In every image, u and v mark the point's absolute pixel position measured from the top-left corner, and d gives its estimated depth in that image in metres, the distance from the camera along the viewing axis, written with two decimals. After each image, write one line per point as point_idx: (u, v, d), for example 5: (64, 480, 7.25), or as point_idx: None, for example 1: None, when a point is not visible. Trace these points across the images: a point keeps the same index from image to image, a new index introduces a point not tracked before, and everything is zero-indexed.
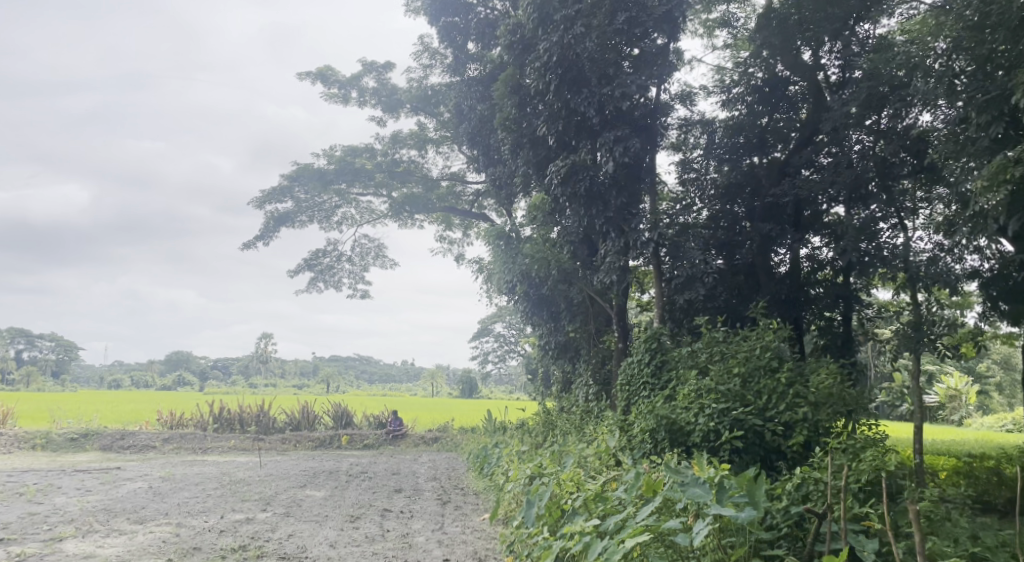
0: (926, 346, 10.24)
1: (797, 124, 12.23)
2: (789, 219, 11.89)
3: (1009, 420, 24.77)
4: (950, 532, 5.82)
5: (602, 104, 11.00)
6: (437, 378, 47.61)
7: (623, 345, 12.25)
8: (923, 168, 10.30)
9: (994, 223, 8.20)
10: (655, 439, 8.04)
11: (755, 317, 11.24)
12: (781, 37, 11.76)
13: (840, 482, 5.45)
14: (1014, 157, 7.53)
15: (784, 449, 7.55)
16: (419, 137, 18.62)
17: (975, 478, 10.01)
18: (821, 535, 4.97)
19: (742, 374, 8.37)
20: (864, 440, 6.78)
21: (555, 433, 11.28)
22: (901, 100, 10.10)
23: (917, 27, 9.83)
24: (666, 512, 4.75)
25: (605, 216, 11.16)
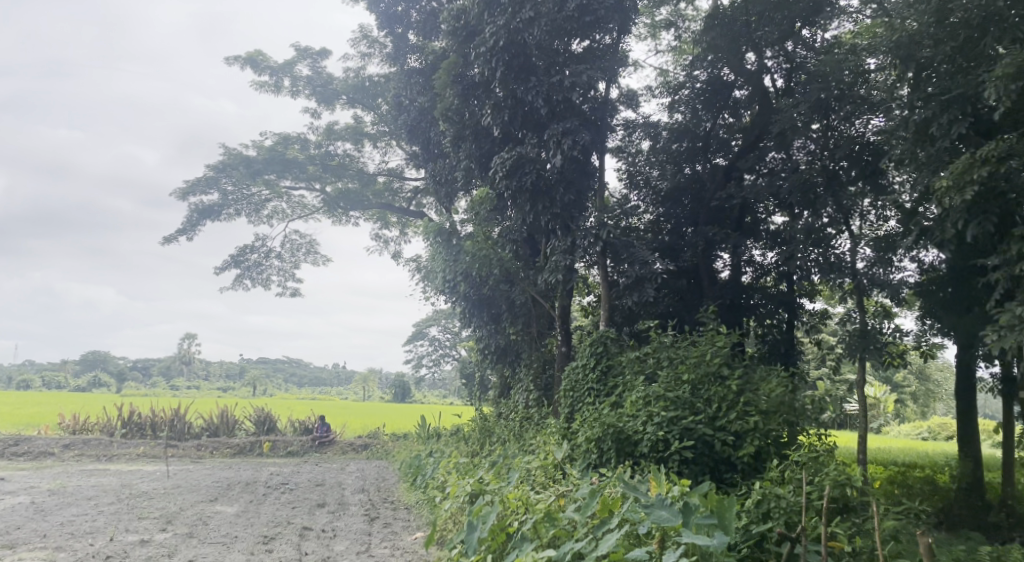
0: (870, 356, 9.92)
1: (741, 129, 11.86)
2: (731, 223, 11.52)
3: (925, 429, 25.81)
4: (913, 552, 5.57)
5: (550, 95, 10.51)
6: (368, 382, 46.31)
7: (566, 349, 11.70)
8: (871, 175, 9.98)
9: (944, 231, 8.00)
10: (601, 449, 7.67)
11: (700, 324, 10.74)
12: (728, 39, 11.19)
13: (804, 498, 5.13)
14: (977, 157, 7.26)
15: (734, 461, 7.27)
16: (354, 130, 17.72)
17: (911, 488, 9.80)
18: (789, 559, 4.61)
19: (692, 381, 8.06)
20: (819, 451, 6.48)
21: (493, 443, 10.66)
22: (853, 102, 9.63)
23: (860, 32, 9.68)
24: (626, 537, 4.36)
25: (551, 213, 10.71)
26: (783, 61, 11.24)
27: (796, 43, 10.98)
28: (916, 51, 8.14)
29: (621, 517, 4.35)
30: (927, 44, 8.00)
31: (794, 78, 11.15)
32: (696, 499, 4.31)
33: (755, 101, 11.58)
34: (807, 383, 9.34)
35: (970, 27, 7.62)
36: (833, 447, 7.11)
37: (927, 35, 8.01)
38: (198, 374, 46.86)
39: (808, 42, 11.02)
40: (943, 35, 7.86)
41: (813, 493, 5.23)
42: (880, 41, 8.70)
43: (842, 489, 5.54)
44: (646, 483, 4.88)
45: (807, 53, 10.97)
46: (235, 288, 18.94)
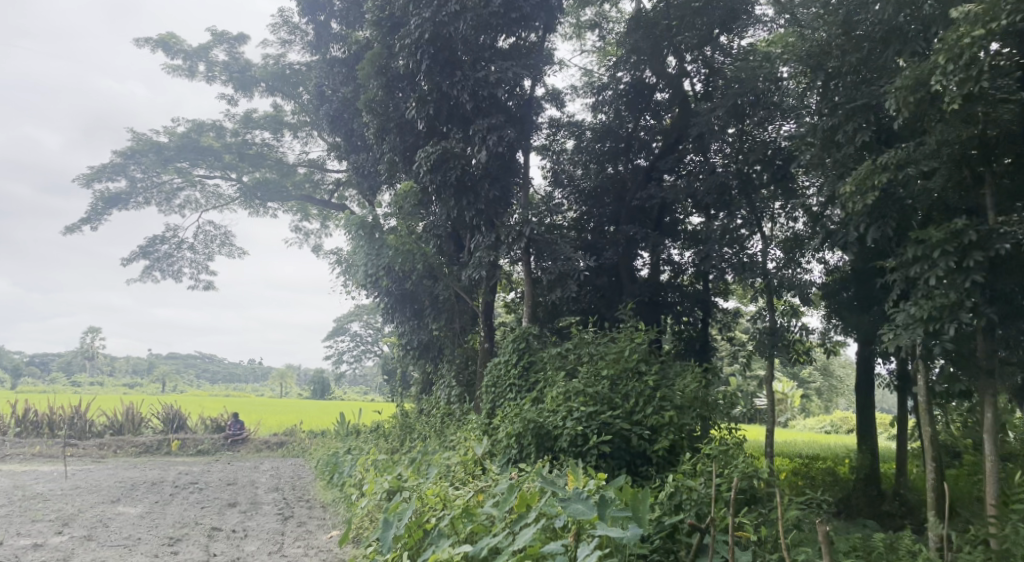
0: (778, 353, 10.45)
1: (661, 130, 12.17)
2: (652, 222, 11.71)
3: (827, 423, 27.39)
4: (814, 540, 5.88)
5: (475, 90, 10.49)
6: (285, 378, 44.90)
7: (489, 345, 11.70)
8: (781, 179, 10.16)
9: (849, 234, 8.48)
10: (521, 444, 7.73)
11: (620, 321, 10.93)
12: (650, 43, 11.42)
13: (714, 490, 5.34)
14: (876, 165, 7.75)
15: (650, 455, 7.45)
16: (273, 119, 17.11)
17: (813, 479, 10.39)
18: (699, 550, 4.78)
19: (610, 377, 8.26)
20: (730, 444, 6.75)
21: (414, 439, 10.54)
22: (767, 107, 10.12)
23: (772, 43, 10.09)
24: (543, 531, 4.40)
25: (476, 208, 10.68)
26: (702, 66, 11.60)
27: (713, 48, 11.36)
28: (823, 62, 8.56)
29: (539, 511, 4.39)
30: (834, 55, 8.43)
31: (711, 83, 11.53)
32: (612, 493, 4.40)
33: (675, 103, 11.92)
34: (719, 378, 9.70)
35: (872, 40, 8.09)
36: (743, 440, 7.41)
37: (834, 46, 8.42)
38: (101, 370, 44.21)
39: (725, 48, 11.37)
40: (848, 46, 8.32)
41: (722, 486, 5.45)
42: (790, 51, 9.05)
43: (750, 481, 5.79)
44: (564, 478, 4.94)
45: (724, 59, 11.32)
46: (144, 281, 17.97)
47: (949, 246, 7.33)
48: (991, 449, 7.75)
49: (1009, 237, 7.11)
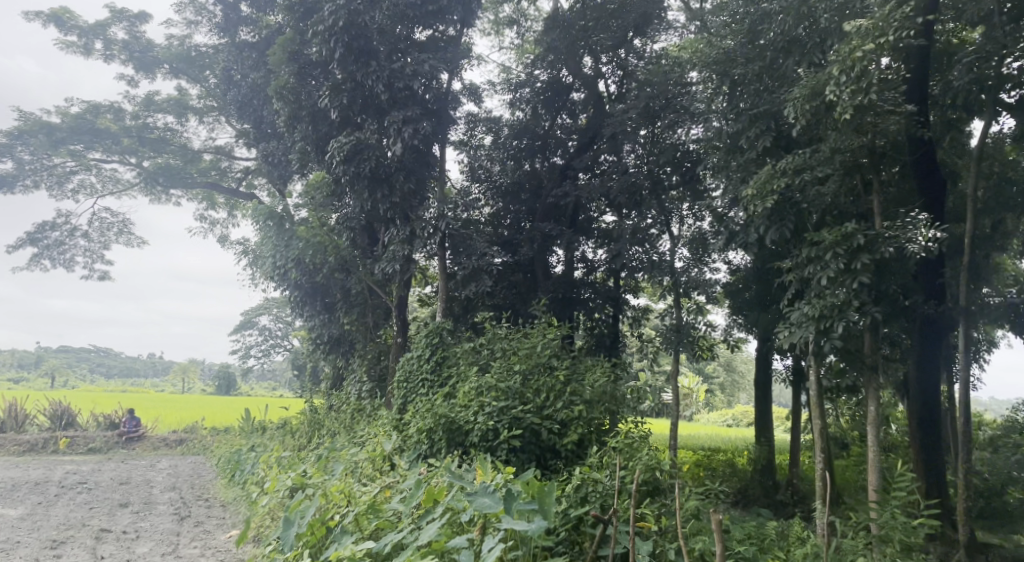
0: (682, 348, 10.73)
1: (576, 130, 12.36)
2: (566, 221, 11.89)
3: (729, 417, 28.71)
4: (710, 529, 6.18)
5: (391, 81, 10.29)
6: (187, 373, 42.74)
7: (401, 340, 11.52)
8: (689, 180, 10.67)
9: (749, 236, 8.91)
10: (432, 439, 7.69)
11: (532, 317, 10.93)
12: (566, 43, 11.59)
13: (618, 482, 5.51)
14: (775, 171, 8.20)
15: (558, 449, 7.59)
16: (178, 102, 16.21)
17: (715, 471, 10.90)
18: (602, 541, 4.93)
19: (522, 371, 8.36)
20: (635, 437, 6.98)
21: (322, 435, 10.26)
22: (677, 111, 10.33)
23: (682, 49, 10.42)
24: (448, 525, 4.41)
25: (390, 201, 10.50)
26: (617, 68, 11.80)
27: (627, 51, 11.60)
28: (728, 69, 8.90)
29: (445, 505, 4.40)
30: (739, 63, 8.80)
31: (625, 85, 11.73)
32: (519, 485, 4.47)
33: (590, 104, 12.15)
34: (628, 373, 9.96)
35: (774, 50, 8.50)
36: (648, 433, 7.67)
37: (739, 55, 8.81)
38: None
39: (638, 51, 11.61)
40: (752, 55, 8.71)
41: (626, 478, 5.64)
42: (699, 58, 9.30)
43: (653, 473, 6.02)
44: (473, 472, 4.97)
45: (638, 62, 11.59)
46: (29, 269, 16.64)
47: (840, 249, 7.88)
48: (875, 438, 8.42)
49: (892, 242, 7.73)
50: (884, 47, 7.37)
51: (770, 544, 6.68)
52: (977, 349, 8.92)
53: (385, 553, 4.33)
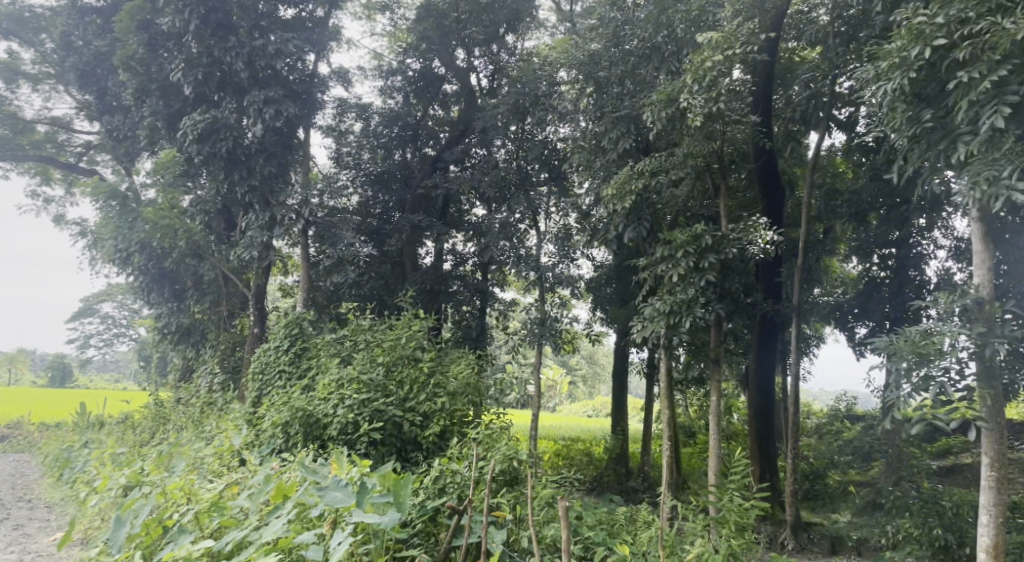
0: (546, 343, 10.31)
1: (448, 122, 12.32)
2: (436, 212, 11.91)
3: (589, 408, 29.94)
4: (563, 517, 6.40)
5: (251, 58, 9.70)
6: (12, 367, 38.30)
7: (258, 331, 10.96)
8: (556, 178, 10.93)
9: (610, 233, 9.28)
10: (288, 433, 7.40)
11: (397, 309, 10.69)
12: (440, 34, 11.39)
13: (477, 473, 5.59)
14: (635, 172, 8.61)
15: (420, 441, 7.57)
16: (5, 65, 14.45)
17: (572, 460, 11.25)
18: (458, 531, 5.00)
19: (385, 363, 8.26)
20: (496, 428, 7.11)
21: (167, 430, 9.53)
22: (546, 110, 10.41)
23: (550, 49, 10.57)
24: (297, 520, 4.28)
25: (249, 184, 9.94)
26: (488, 62, 11.91)
27: (500, 47, 11.75)
28: (595, 70, 9.24)
29: (295, 500, 4.26)
30: (604, 66, 9.20)
31: (497, 81, 11.88)
32: (374, 478, 4.43)
33: (462, 97, 12.17)
34: (493, 364, 10.08)
35: (636, 58, 8.90)
36: (509, 424, 7.83)
37: (604, 58, 9.23)
38: None
39: (510, 48, 11.86)
40: (615, 59, 9.13)
41: (483, 468, 5.73)
42: (568, 59, 9.59)
43: (512, 463, 6.17)
44: (327, 465, 4.85)
45: (510, 58, 11.84)
46: None
47: (689, 248, 8.42)
48: (715, 427, 9.08)
49: (736, 242, 8.43)
50: (733, 60, 7.93)
51: (619, 529, 7.00)
52: (807, 343, 9.80)
53: (227, 552, 4.11)
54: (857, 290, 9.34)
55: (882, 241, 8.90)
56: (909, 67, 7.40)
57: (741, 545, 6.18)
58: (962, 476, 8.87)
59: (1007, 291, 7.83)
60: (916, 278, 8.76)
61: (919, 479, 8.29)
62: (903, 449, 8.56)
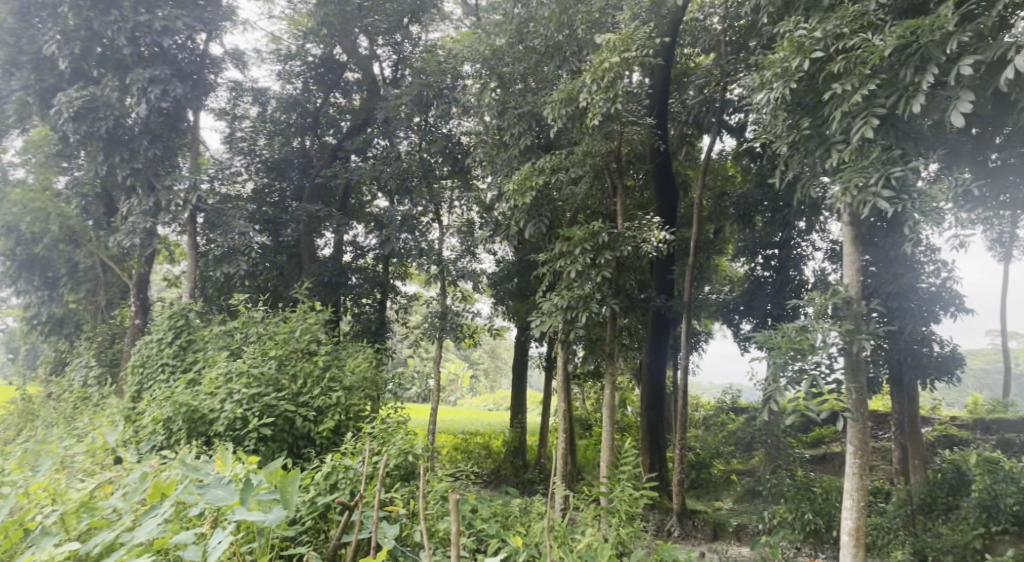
0: (447, 336, 10.23)
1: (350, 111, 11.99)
2: (337, 203, 11.67)
3: (493, 401, 30.18)
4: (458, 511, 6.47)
5: (136, 35, 9.17)
6: None
7: (140, 323, 10.41)
8: (459, 172, 10.88)
9: (512, 228, 9.30)
10: (170, 430, 7.06)
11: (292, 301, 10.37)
12: (341, 19, 10.88)
13: (369, 469, 5.55)
14: (536, 167, 8.64)
15: (313, 437, 7.44)
16: None
17: (470, 453, 11.31)
18: (349, 526, 4.99)
19: (278, 357, 8.03)
20: (392, 422, 7.07)
21: (32, 427, 8.90)
22: (447, 103, 10.46)
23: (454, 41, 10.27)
24: (175, 520, 4.17)
25: (132, 167, 9.42)
26: (392, 52, 11.70)
27: (404, 37, 11.48)
28: (498, 65, 9.28)
29: (174, 498, 4.13)
30: (507, 62, 9.24)
31: (400, 71, 11.75)
32: (261, 475, 4.37)
33: (364, 85, 11.98)
34: (390, 358, 9.97)
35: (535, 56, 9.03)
36: (405, 418, 7.80)
37: (507, 54, 9.26)
38: None
39: (414, 38, 11.62)
40: (517, 55, 9.19)
41: (377, 464, 5.72)
42: (470, 54, 9.54)
43: (407, 458, 6.18)
44: (210, 461, 4.71)
45: (413, 49, 11.62)
46: None
47: (587, 245, 8.58)
48: (608, 419, 9.31)
49: (631, 240, 8.64)
50: (630, 62, 8.11)
51: (513, 521, 7.04)
52: (697, 338, 10.22)
53: (96, 554, 3.90)
54: (742, 289, 9.85)
55: (765, 241, 9.36)
56: (791, 76, 7.73)
57: (630, 534, 6.42)
58: (832, 465, 9.55)
59: (873, 292, 8.35)
60: (795, 278, 9.22)
61: (793, 467, 8.85)
62: (780, 440, 9.18)
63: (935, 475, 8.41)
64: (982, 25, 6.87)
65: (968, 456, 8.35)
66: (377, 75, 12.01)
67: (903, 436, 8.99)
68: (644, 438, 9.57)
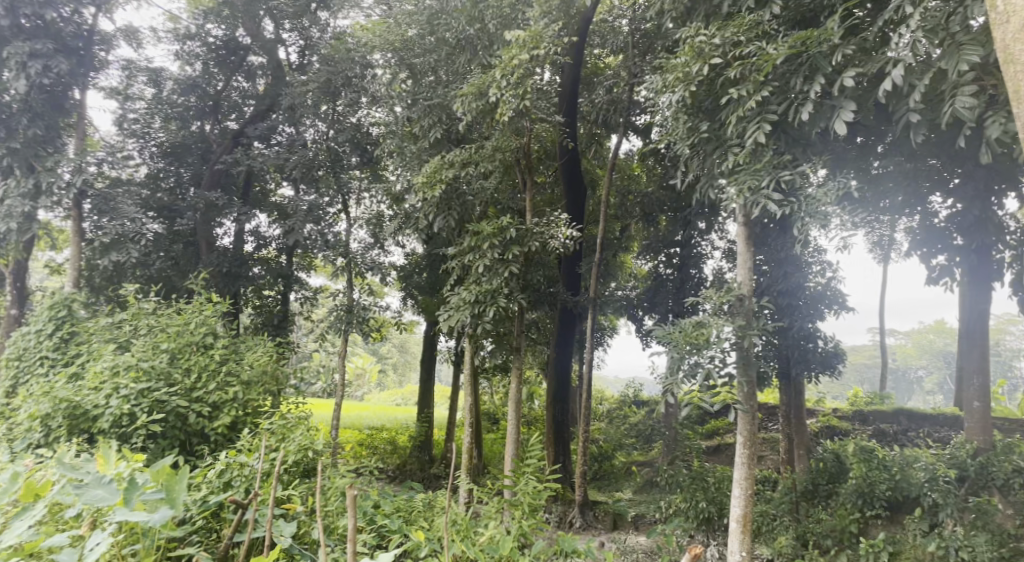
0: (354, 329, 9.94)
1: (253, 96, 11.67)
2: (238, 190, 11.40)
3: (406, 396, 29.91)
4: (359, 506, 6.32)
5: (13, 4, 8.65)
6: None
7: (16, 313, 9.82)
8: (368, 162, 10.73)
9: (420, 221, 9.17)
10: (49, 427, 6.63)
11: (187, 291, 9.93)
12: (244, 4, 10.73)
13: (265, 465, 5.37)
14: (445, 161, 8.59)
15: (207, 433, 7.17)
16: None
17: (375, 448, 11.14)
18: (242, 524, 4.85)
19: (170, 350, 7.65)
20: (292, 417, 6.87)
21: None
22: (356, 92, 10.20)
23: (361, 31, 10.17)
24: (49, 522, 3.95)
25: (9, 147, 8.80)
26: (298, 37, 11.37)
27: (311, 23, 11.08)
28: (409, 56, 9.13)
29: (48, 500, 3.91)
30: (417, 52, 9.10)
31: (307, 57, 11.43)
32: (146, 474, 4.19)
33: (269, 70, 11.65)
34: (293, 352, 9.71)
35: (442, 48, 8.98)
36: (305, 413, 7.61)
37: (417, 44, 9.09)
38: None
39: (322, 25, 11.18)
40: (428, 47, 9.03)
41: (273, 460, 5.54)
42: (377, 42, 9.34)
43: (307, 453, 6.02)
44: (91, 459, 4.46)
45: (320, 36, 11.18)
46: None
47: (495, 240, 8.57)
48: (513, 414, 9.36)
49: (539, 236, 8.71)
50: (538, 58, 8.16)
51: (416, 516, 6.87)
52: (603, 333, 10.44)
53: None
54: (646, 287, 10.15)
55: (668, 240, 9.70)
56: (690, 80, 7.93)
57: (534, 525, 6.38)
58: (725, 455, 10.01)
59: (765, 289, 8.82)
60: (695, 276, 9.63)
61: (690, 457, 9.22)
62: (678, 431, 9.63)
63: (816, 464, 8.91)
64: (865, 39, 7.25)
65: (846, 446, 8.89)
66: (282, 60, 11.65)
67: (790, 427, 9.48)
68: (549, 430, 9.73)
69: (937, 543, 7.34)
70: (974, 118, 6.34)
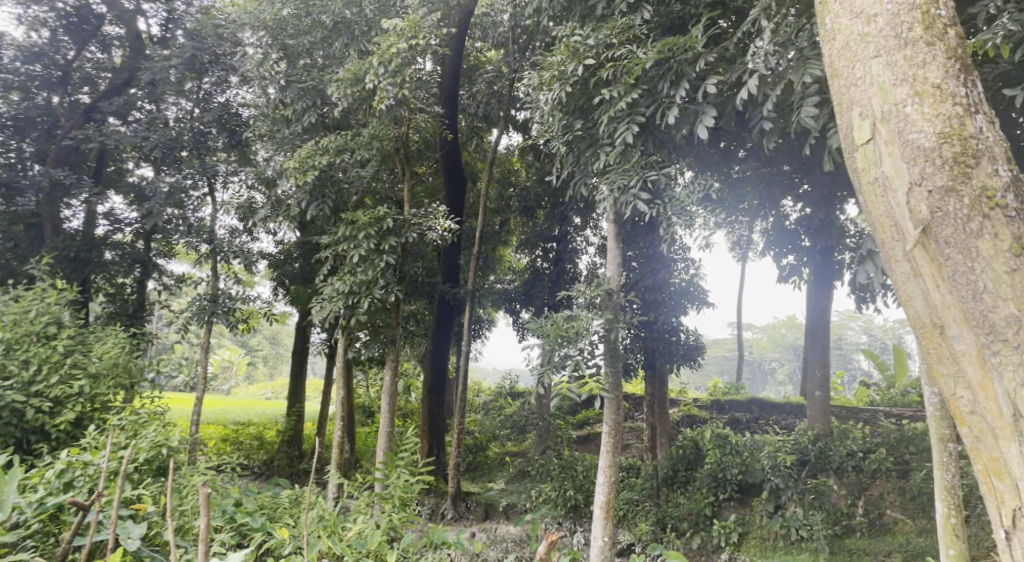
0: (218, 319, 9.47)
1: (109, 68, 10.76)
2: (89, 170, 10.72)
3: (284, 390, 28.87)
4: (217, 505, 5.87)
5: None
6: None
7: None
8: (237, 145, 10.36)
9: (292, 207, 8.81)
10: None
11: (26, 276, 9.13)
12: None
13: (115, 463, 4.92)
14: (319, 146, 8.37)
15: (47, 431, 6.62)
16: None
17: (240, 445, 10.70)
18: (83, 527, 4.47)
19: (4, 341, 6.90)
20: (145, 412, 6.36)
21: None
22: (225, 70, 9.97)
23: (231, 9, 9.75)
24: None
25: None
26: (162, 9, 10.69)
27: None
28: (282, 30, 8.71)
29: None
30: (292, 28, 8.70)
31: (170, 30, 10.76)
32: None
33: (127, 40, 10.84)
34: (149, 344, 9.12)
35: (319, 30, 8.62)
36: (161, 408, 7.13)
37: (291, 23, 8.70)
38: None
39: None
40: (303, 28, 8.68)
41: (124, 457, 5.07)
42: (246, 20, 8.92)
43: (161, 449, 5.61)
44: None
45: (186, 8, 10.68)
46: None
47: (371, 230, 8.38)
48: (387, 406, 9.22)
49: (416, 228, 8.63)
50: (418, 47, 8.04)
51: (281, 513, 6.38)
52: (480, 325, 10.52)
53: None
54: (522, 280, 10.35)
55: (545, 236, 10.04)
56: (566, 80, 8.06)
57: (404, 518, 6.15)
58: (594, 444, 10.42)
59: (632, 284, 9.20)
60: (570, 270, 9.95)
61: (560, 446, 9.59)
62: (551, 422, 10.01)
63: (676, 451, 9.40)
64: (727, 49, 7.62)
65: (703, 434, 9.46)
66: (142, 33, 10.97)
67: (653, 415, 9.95)
68: (424, 421, 9.72)
69: (780, 523, 7.91)
70: (817, 127, 6.72)
